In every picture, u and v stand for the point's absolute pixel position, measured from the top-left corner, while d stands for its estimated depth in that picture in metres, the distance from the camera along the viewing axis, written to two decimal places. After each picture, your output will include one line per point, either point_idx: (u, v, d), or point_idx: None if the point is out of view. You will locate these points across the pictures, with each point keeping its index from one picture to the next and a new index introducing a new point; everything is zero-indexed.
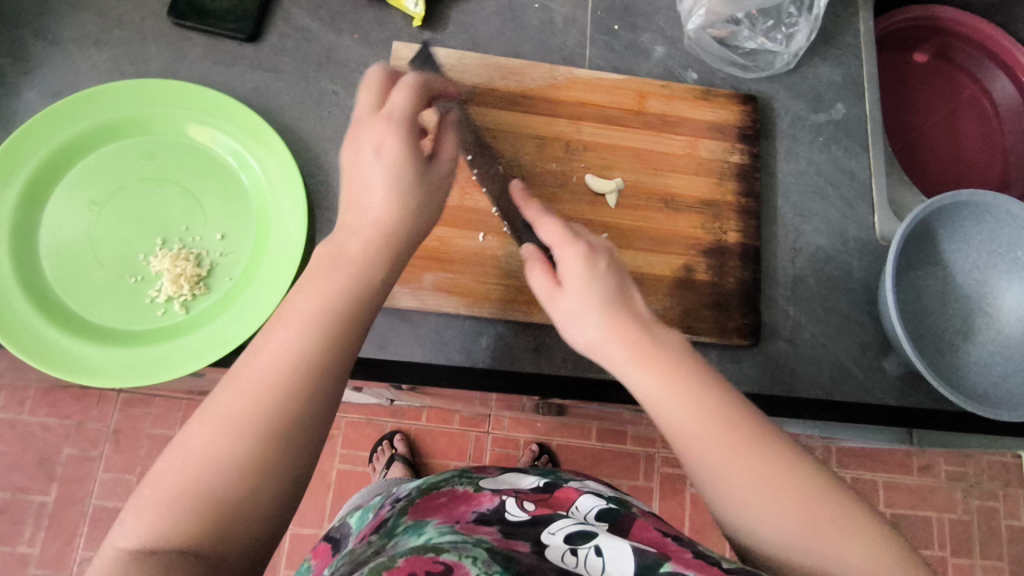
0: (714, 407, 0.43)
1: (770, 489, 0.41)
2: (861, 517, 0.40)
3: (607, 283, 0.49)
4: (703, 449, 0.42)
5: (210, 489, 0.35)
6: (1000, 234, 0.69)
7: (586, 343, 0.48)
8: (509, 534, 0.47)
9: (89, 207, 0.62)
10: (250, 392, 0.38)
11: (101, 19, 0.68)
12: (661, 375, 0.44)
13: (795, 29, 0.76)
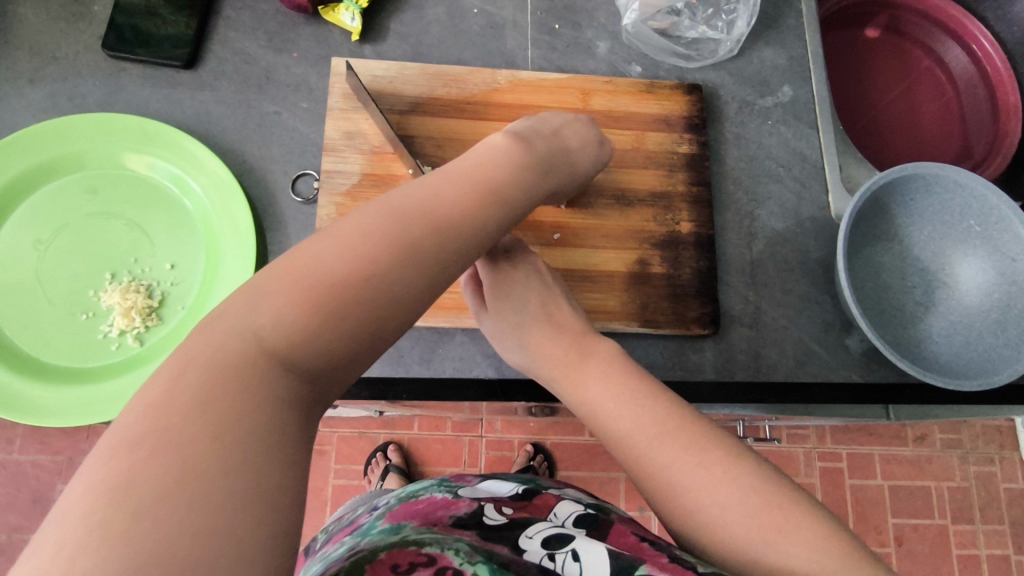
0: (634, 408, 0.47)
1: (689, 480, 0.43)
2: (789, 502, 0.41)
3: (529, 298, 0.55)
4: (625, 448, 0.46)
5: (173, 476, 0.25)
6: (953, 204, 0.69)
7: (520, 360, 0.55)
8: (487, 537, 0.45)
9: (36, 247, 0.61)
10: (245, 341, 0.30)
11: (36, 56, 0.68)
12: (584, 383, 0.50)
13: (734, 16, 0.76)
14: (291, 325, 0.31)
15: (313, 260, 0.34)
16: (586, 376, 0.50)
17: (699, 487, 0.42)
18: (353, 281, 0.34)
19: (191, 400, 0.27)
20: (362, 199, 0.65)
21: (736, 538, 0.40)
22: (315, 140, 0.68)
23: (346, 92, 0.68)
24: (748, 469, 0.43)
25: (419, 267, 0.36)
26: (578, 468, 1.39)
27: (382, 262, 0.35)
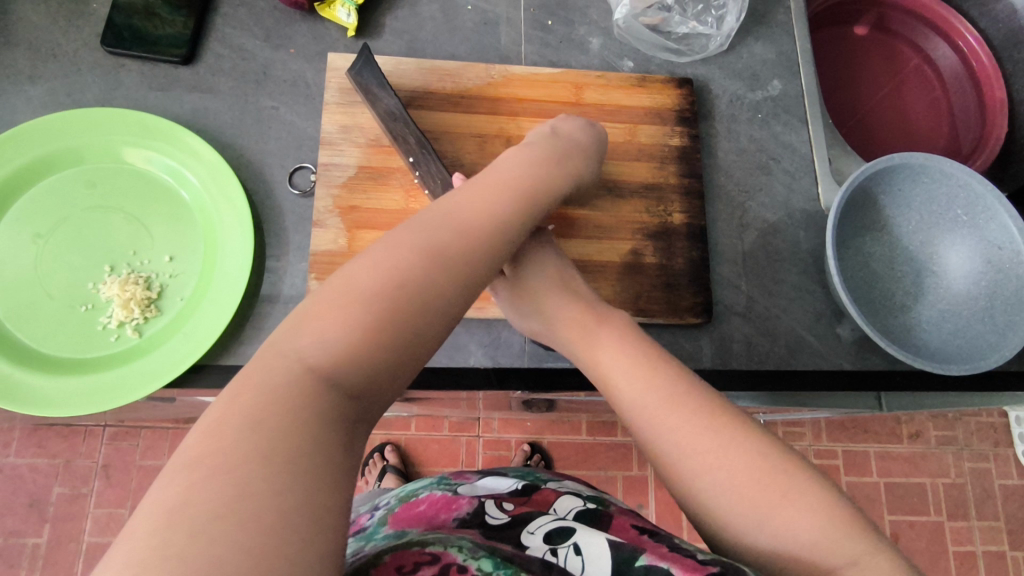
0: (648, 375, 0.47)
1: (700, 445, 0.43)
2: (795, 471, 0.42)
3: (549, 271, 0.57)
4: (637, 412, 0.46)
5: (229, 498, 0.28)
6: (939, 194, 0.70)
7: (538, 328, 0.56)
8: (491, 537, 0.46)
9: (35, 240, 0.62)
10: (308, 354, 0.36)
11: (34, 54, 0.68)
12: (601, 351, 0.51)
13: (724, 11, 0.77)
14: (345, 341, 0.37)
15: (364, 277, 0.39)
16: (603, 344, 0.51)
17: (709, 452, 0.43)
18: (393, 289, 0.39)
19: (244, 421, 0.31)
20: (358, 191, 0.66)
21: (741, 502, 0.41)
22: (312, 134, 0.69)
23: (342, 87, 0.69)
24: (758, 438, 0.43)
25: (471, 256, 0.43)
26: (576, 467, 1.39)
27: (431, 264, 0.41)
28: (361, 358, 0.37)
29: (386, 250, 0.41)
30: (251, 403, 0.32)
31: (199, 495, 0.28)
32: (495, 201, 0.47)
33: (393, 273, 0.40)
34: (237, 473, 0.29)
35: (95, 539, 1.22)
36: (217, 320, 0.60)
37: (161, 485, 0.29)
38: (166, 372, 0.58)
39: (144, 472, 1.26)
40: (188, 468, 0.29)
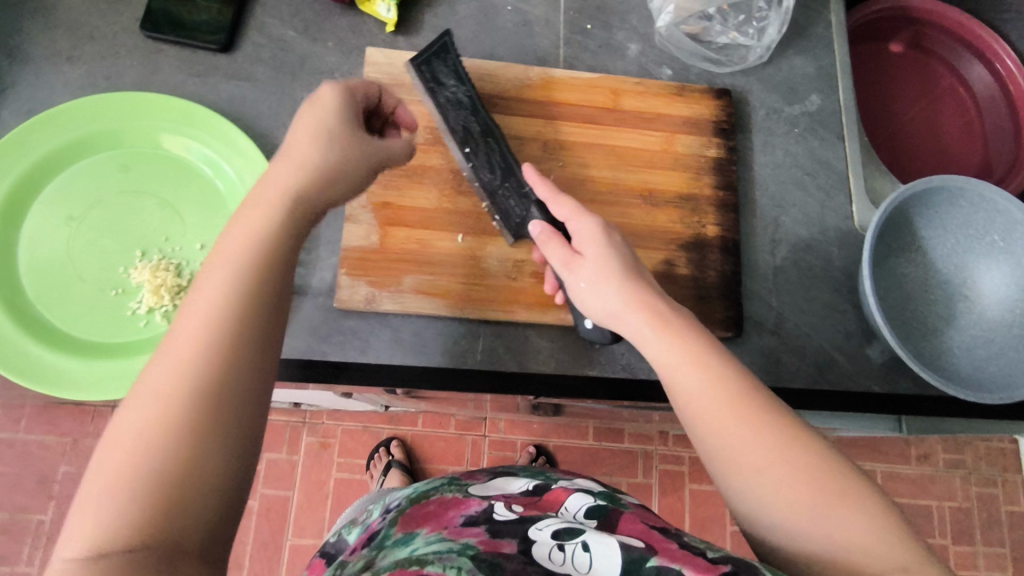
0: (715, 365, 0.46)
1: (762, 440, 0.43)
2: (852, 475, 0.42)
3: (624, 256, 0.54)
4: (700, 401, 0.45)
5: (128, 507, 0.32)
6: (977, 218, 0.69)
7: (603, 309, 0.52)
8: (497, 533, 0.47)
9: (69, 223, 0.62)
10: (184, 357, 0.36)
11: (74, 35, 0.68)
12: (672, 339, 0.48)
13: (766, 23, 0.76)
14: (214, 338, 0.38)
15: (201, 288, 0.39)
16: (674, 333, 0.48)
17: (771, 448, 0.42)
18: (255, 291, 0.40)
19: (131, 436, 0.34)
20: (392, 188, 0.66)
21: (799, 500, 0.41)
22: None
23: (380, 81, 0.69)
24: (816, 440, 0.43)
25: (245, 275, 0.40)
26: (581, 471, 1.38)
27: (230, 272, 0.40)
28: (237, 351, 0.38)
29: (224, 264, 0.40)
30: (140, 419, 0.34)
31: (101, 511, 0.32)
32: (282, 208, 0.44)
33: (228, 291, 0.39)
34: (136, 494, 0.32)
35: None
36: None
37: (74, 518, 0.32)
38: None
39: None
40: (93, 491, 0.33)
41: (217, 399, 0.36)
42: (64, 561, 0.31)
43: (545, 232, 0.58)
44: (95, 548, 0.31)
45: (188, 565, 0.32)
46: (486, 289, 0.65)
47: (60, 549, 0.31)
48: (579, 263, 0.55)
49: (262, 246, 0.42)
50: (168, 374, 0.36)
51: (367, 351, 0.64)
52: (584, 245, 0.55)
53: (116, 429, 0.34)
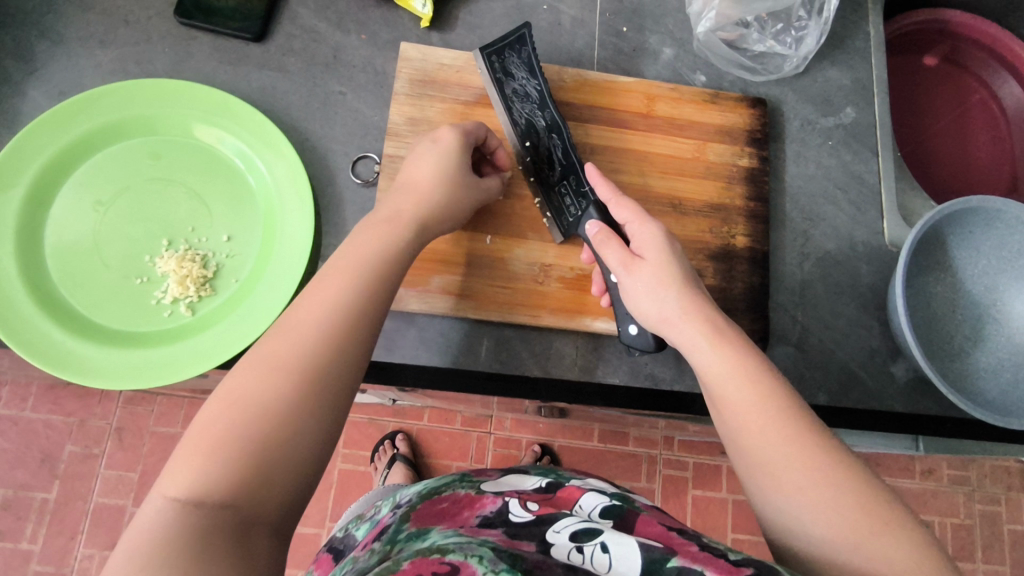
0: (767, 382, 0.46)
1: (810, 459, 0.42)
2: (898, 506, 0.41)
3: (681, 264, 0.54)
4: (749, 413, 0.45)
5: (222, 470, 0.37)
6: (1011, 242, 0.67)
7: (655, 314, 0.52)
8: (515, 534, 0.46)
9: (95, 208, 0.61)
10: (294, 342, 0.43)
11: (106, 18, 0.68)
12: (725, 351, 0.48)
13: (805, 33, 0.75)
14: (330, 339, 0.44)
15: (323, 291, 0.46)
16: (727, 345, 0.48)
17: (818, 468, 0.42)
18: (364, 306, 0.47)
19: (241, 398, 0.40)
20: None
21: (843, 522, 0.40)
22: (378, 124, 0.68)
23: (412, 77, 0.68)
24: (863, 468, 0.42)
25: (376, 293, 0.48)
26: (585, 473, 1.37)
27: (350, 285, 0.47)
28: (341, 351, 0.44)
29: (342, 277, 0.47)
30: (247, 390, 0.40)
31: (201, 465, 0.37)
32: (391, 241, 0.52)
33: (343, 303, 0.46)
34: (227, 454, 0.37)
35: (104, 500, 1.22)
36: (272, 305, 0.59)
37: (173, 464, 0.37)
38: (218, 354, 0.58)
39: (157, 438, 1.26)
40: (193, 441, 0.38)
41: (316, 387, 0.42)
42: (162, 500, 0.36)
43: (604, 232, 0.57)
44: (191, 493, 0.36)
45: (253, 525, 0.36)
46: (513, 292, 0.64)
47: (157, 488, 0.36)
48: (638, 265, 0.54)
49: (380, 268, 0.50)
50: (276, 360, 0.42)
51: (390, 349, 0.63)
52: (646, 248, 0.54)
53: (222, 393, 0.40)
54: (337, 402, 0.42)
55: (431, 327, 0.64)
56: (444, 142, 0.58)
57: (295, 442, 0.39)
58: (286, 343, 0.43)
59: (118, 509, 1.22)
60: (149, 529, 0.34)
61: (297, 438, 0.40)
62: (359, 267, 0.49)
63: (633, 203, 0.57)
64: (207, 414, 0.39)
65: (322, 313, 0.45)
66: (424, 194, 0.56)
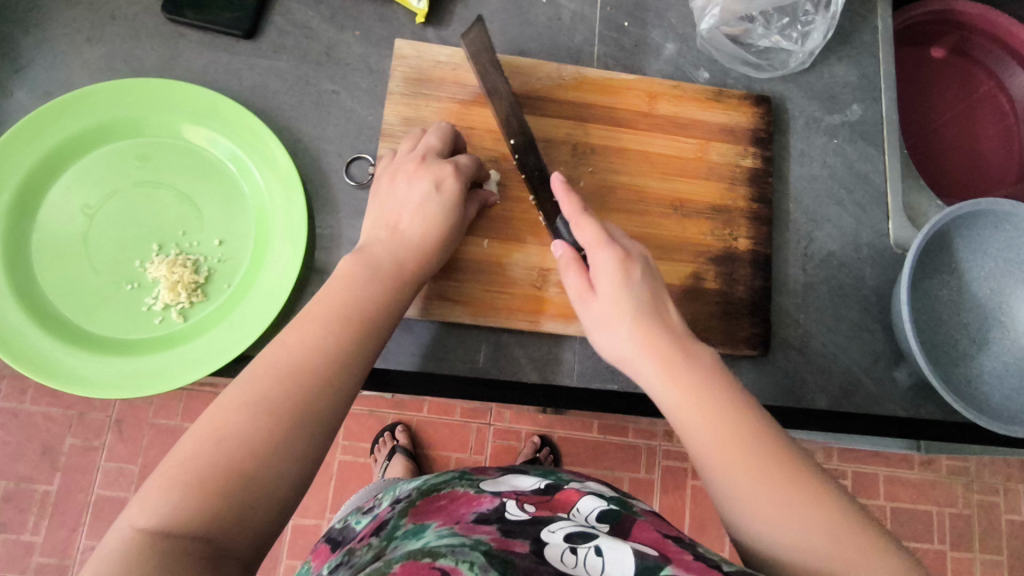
0: (727, 415, 0.44)
1: (775, 493, 0.41)
2: (870, 531, 0.39)
3: (640, 292, 0.51)
4: (710, 450, 0.43)
5: (193, 503, 0.36)
6: (1019, 244, 0.66)
7: (613, 349, 0.50)
8: (509, 533, 0.44)
9: (84, 213, 0.60)
10: (279, 381, 0.43)
11: (92, 15, 0.66)
12: (683, 387, 0.46)
13: (811, 27, 0.73)
14: (317, 379, 0.44)
15: (307, 327, 0.46)
16: (685, 381, 0.46)
17: (784, 503, 0.40)
18: (356, 349, 0.47)
19: (217, 434, 0.39)
20: None
21: (814, 557, 0.38)
22: (372, 123, 0.67)
23: (407, 76, 0.66)
24: (833, 495, 0.41)
25: (365, 335, 0.48)
26: (584, 464, 1.35)
27: (340, 328, 0.47)
28: (325, 391, 0.44)
29: (324, 322, 0.47)
30: (229, 424, 0.40)
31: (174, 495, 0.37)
32: (380, 286, 0.52)
33: (332, 350, 0.46)
34: (203, 488, 0.37)
35: (105, 492, 1.22)
36: (263, 312, 0.58)
37: (143, 495, 0.37)
38: (211, 362, 0.57)
39: (156, 431, 1.25)
40: (171, 472, 0.38)
41: (299, 425, 0.42)
42: (129, 529, 0.35)
43: (565, 257, 0.54)
44: (160, 524, 0.35)
45: (220, 555, 0.36)
46: (512, 297, 0.63)
47: (127, 517, 0.36)
48: (595, 297, 0.52)
49: (366, 322, 0.49)
50: (260, 402, 0.41)
51: (386, 355, 0.62)
52: (600, 277, 0.52)
53: (205, 427, 0.40)
54: (319, 442, 0.42)
55: (428, 329, 0.63)
56: (447, 191, 0.57)
57: (273, 477, 0.39)
58: (267, 386, 0.42)
59: (119, 501, 1.21)
60: (110, 558, 0.33)
61: (276, 473, 0.39)
62: (346, 313, 0.48)
63: (592, 221, 0.53)
64: (185, 447, 0.39)
65: (308, 354, 0.45)
66: (405, 241, 0.55)
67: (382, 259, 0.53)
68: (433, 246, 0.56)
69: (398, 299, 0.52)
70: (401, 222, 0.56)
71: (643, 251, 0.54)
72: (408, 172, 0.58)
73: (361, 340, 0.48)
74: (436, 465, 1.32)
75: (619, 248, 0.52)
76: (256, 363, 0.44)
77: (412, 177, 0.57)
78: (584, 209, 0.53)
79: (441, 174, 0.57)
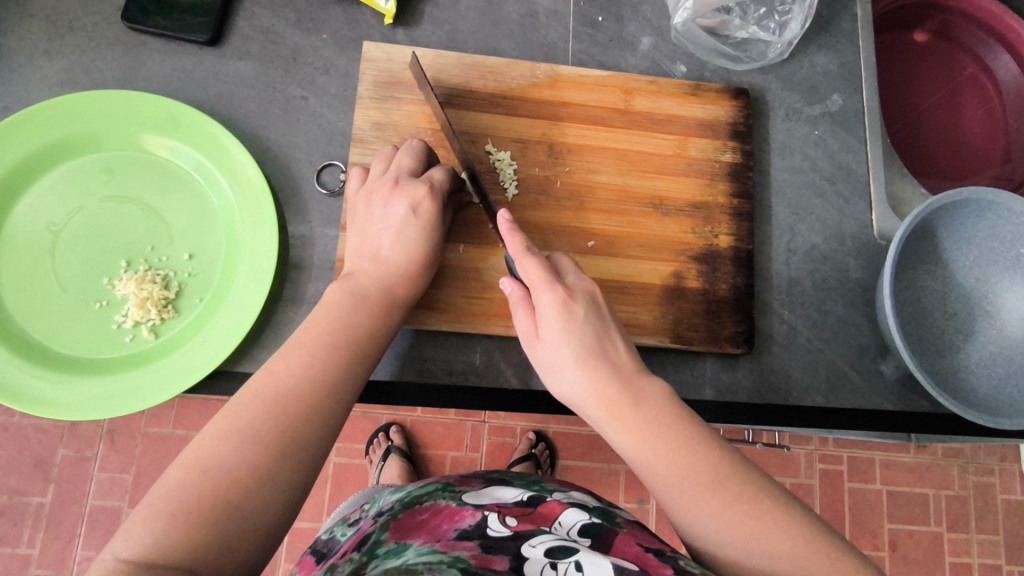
0: (684, 456, 0.43)
1: (745, 538, 0.40)
2: (838, 555, 0.39)
3: (585, 333, 0.48)
4: (674, 504, 0.42)
5: (175, 538, 0.35)
6: (1003, 231, 0.65)
7: (564, 395, 0.49)
8: (489, 549, 0.44)
9: (49, 230, 0.59)
10: (266, 409, 0.42)
11: (51, 26, 0.64)
12: (634, 433, 0.45)
13: (788, 17, 0.71)
14: (306, 406, 0.43)
15: (296, 353, 0.45)
16: (635, 424, 0.45)
17: (756, 547, 0.39)
18: (342, 371, 0.46)
19: (200, 465, 0.39)
20: None
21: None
22: (343, 128, 0.65)
23: (377, 79, 0.65)
24: (798, 522, 0.40)
25: (354, 359, 0.47)
26: (580, 459, 1.34)
27: (329, 353, 0.46)
28: (313, 417, 0.43)
29: (303, 348, 0.46)
30: (214, 454, 0.39)
31: (157, 528, 0.36)
32: (352, 300, 0.51)
33: (317, 376, 0.45)
34: (189, 518, 0.36)
35: (99, 502, 1.19)
36: (235, 327, 0.57)
37: (126, 529, 0.36)
38: (183, 379, 0.56)
39: (149, 439, 1.23)
40: (155, 504, 0.37)
41: (286, 455, 0.41)
42: (113, 563, 0.34)
43: (517, 297, 0.53)
44: (144, 556, 0.34)
45: None
46: (487, 303, 0.62)
47: (111, 550, 0.35)
48: (544, 343, 0.49)
49: (352, 345, 0.48)
50: (247, 430, 0.41)
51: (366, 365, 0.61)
52: (545, 324, 0.49)
53: (191, 457, 0.39)
54: (306, 471, 0.41)
55: (408, 336, 0.62)
56: (424, 214, 0.56)
57: (258, 507, 0.38)
58: (252, 414, 0.41)
59: (114, 512, 1.19)
60: None
61: (261, 504, 0.38)
62: (331, 338, 0.47)
63: (534, 261, 0.50)
64: (172, 478, 0.38)
65: (296, 380, 0.44)
66: (388, 268, 0.54)
67: (367, 286, 0.52)
68: (407, 254, 0.55)
69: (378, 312, 0.51)
70: (380, 244, 0.55)
71: (591, 283, 0.52)
72: (381, 195, 0.57)
73: (350, 364, 0.47)
74: (431, 464, 1.31)
75: (561, 287, 0.50)
76: (243, 392, 0.43)
77: (386, 202, 0.56)
78: (525, 248, 0.51)
79: (416, 197, 0.56)
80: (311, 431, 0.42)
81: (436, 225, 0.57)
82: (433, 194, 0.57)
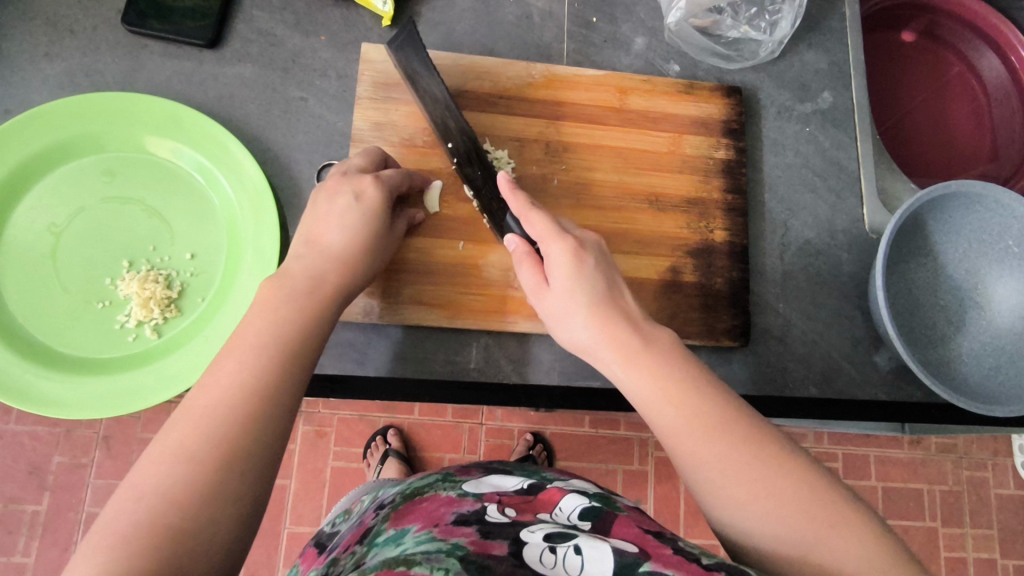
0: (692, 398, 0.44)
1: (744, 471, 0.41)
2: (838, 503, 0.39)
3: (594, 280, 0.50)
4: (678, 438, 0.43)
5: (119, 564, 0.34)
6: (991, 223, 0.66)
7: (573, 341, 0.50)
8: (488, 534, 0.44)
9: (51, 232, 0.59)
10: (200, 427, 0.40)
11: (51, 29, 0.65)
12: (644, 373, 0.46)
13: (778, 17, 0.73)
14: (247, 417, 0.42)
15: (245, 362, 0.44)
16: (646, 365, 0.46)
17: (753, 480, 0.40)
18: None
19: (134, 492, 0.37)
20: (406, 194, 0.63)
21: (787, 535, 0.38)
22: (342, 129, 0.66)
23: (376, 80, 0.66)
24: (803, 469, 0.41)
25: (296, 364, 0.46)
26: (578, 459, 1.34)
27: (261, 361, 0.44)
28: (252, 427, 0.41)
29: (304, 344, 0.47)
30: (155, 478, 0.38)
31: (98, 557, 0.34)
32: None
33: None
34: (132, 543, 0.35)
35: (95, 509, 1.18)
36: (236, 325, 0.57)
37: (73, 566, 0.34)
38: (187, 377, 0.56)
39: (145, 445, 1.22)
40: (97, 536, 0.35)
41: (231, 467, 0.39)
42: None
43: (520, 249, 0.54)
44: None
45: None
46: (488, 299, 0.63)
47: None
48: (550, 291, 0.51)
49: None
50: (180, 451, 0.39)
51: (365, 363, 0.61)
52: (553, 272, 0.51)
53: (127, 487, 0.38)
54: (257, 482, 0.40)
55: (409, 334, 0.63)
56: (367, 201, 0.56)
57: (207, 523, 0.37)
58: (188, 433, 0.40)
59: None
60: None
61: (207, 520, 0.37)
62: None
63: (544, 213, 0.52)
64: (109, 510, 0.37)
65: (229, 392, 0.42)
66: None
67: None
68: None
69: None
70: (325, 237, 0.54)
71: (600, 240, 0.54)
72: (328, 187, 0.57)
73: (289, 368, 0.45)
74: (429, 466, 1.31)
75: (570, 237, 0.51)
76: (173, 415, 0.41)
77: (330, 192, 0.56)
78: (531, 203, 0.52)
79: (360, 185, 0.56)
80: (249, 443, 0.41)
81: (379, 215, 0.57)
82: (380, 186, 0.57)
